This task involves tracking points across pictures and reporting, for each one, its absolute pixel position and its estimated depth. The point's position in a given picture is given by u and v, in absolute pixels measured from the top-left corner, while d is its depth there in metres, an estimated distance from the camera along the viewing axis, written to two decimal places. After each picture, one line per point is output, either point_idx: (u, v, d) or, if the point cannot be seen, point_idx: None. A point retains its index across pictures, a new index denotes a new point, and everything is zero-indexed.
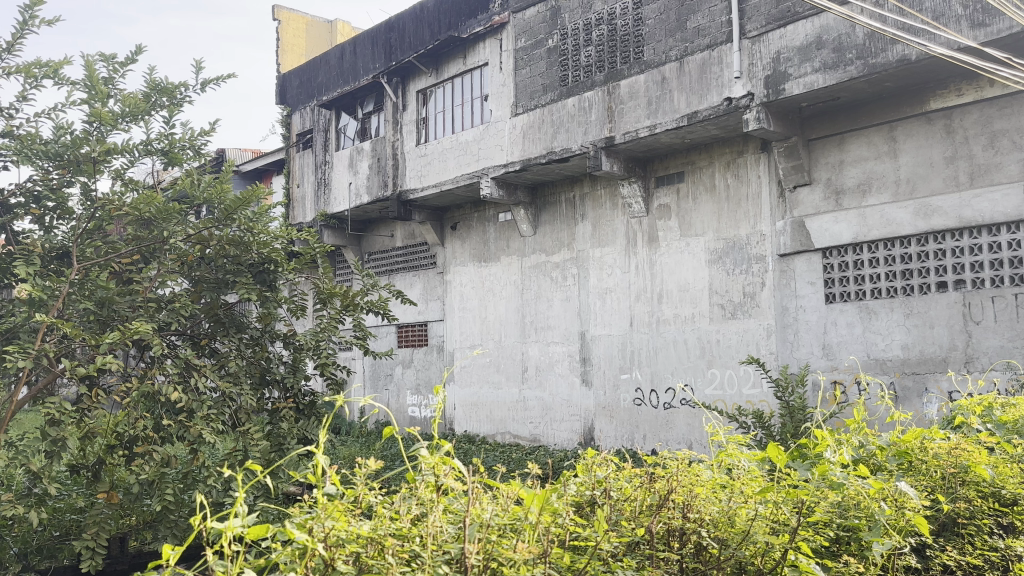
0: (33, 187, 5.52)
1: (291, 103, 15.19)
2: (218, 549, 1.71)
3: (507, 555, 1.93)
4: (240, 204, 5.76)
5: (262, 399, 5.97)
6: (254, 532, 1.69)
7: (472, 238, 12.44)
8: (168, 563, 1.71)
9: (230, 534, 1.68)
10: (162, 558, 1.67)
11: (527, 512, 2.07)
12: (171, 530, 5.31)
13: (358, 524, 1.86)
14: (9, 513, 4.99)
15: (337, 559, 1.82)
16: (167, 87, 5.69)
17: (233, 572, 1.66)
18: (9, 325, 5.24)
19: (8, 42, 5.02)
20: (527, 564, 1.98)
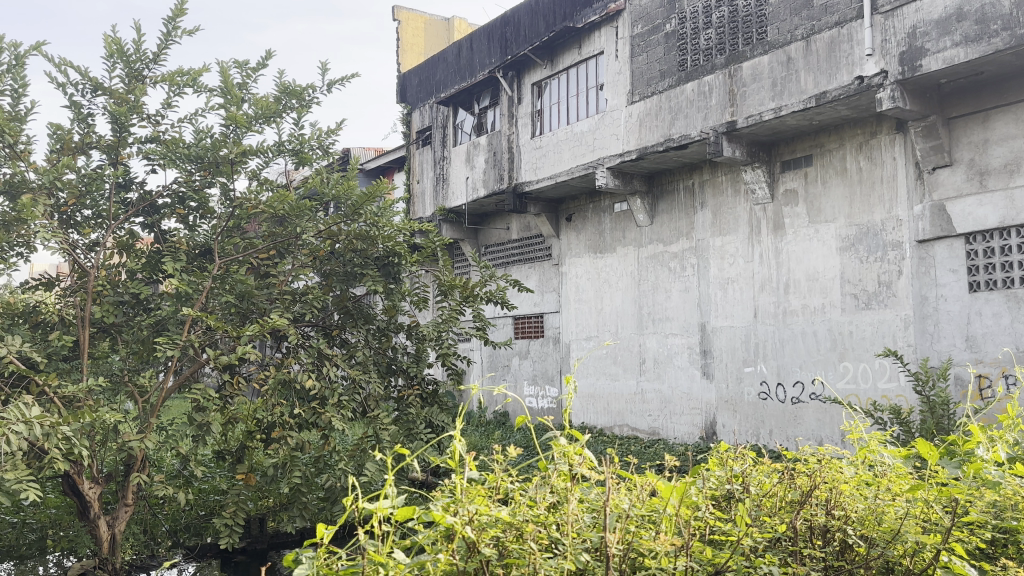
0: (179, 188, 5.89)
1: (411, 101, 15.56)
2: (368, 529, 1.77)
3: (648, 545, 1.94)
4: (366, 199, 5.94)
5: (389, 387, 6.16)
6: (402, 512, 1.72)
7: (588, 229, 12.39)
8: (322, 542, 1.74)
9: (380, 514, 1.73)
10: (316, 538, 1.71)
11: (667, 504, 2.06)
12: (303, 511, 5.59)
13: (498, 510, 1.86)
14: (161, 493, 5.37)
15: (481, 543, 1.82)
16: (296, 89, 5.95)
17: (384, 551, 1.70)
18: (158, 317, 5.64)
19: (154, 53, 5.38)
20: (668, 556, 1.97)
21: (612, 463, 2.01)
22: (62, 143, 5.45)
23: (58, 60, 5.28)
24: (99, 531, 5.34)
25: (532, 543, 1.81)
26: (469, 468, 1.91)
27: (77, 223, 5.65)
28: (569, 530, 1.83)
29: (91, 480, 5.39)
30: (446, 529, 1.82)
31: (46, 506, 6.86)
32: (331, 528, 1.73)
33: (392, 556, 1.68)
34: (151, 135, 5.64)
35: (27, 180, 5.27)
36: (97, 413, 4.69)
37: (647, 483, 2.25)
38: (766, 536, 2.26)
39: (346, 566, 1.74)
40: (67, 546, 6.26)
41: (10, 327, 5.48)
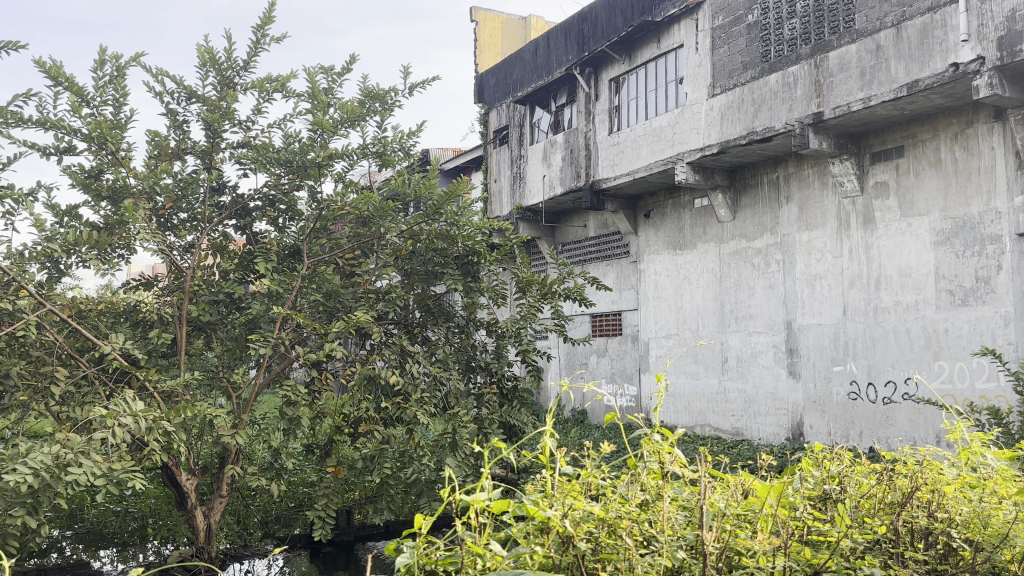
0: (269, 191, 6.10)
1: (488, 101, 15.66)
2: (466, 521, 1.78)
3: (745, 544, 1.92)
4: (447, 198, 6.02)
5: (469, 384, 6.24)
6: (498, 505, 1.74)
7: (667, 226, 12.24)
8: (421, 531, 1.77)
9: (477, 506, 1.75)
10: (415, 527, 1.74)
11: (764, 503, 2.02)
12: (390, 504, 5.74)
13: (593, 505, 1.86)
14: (254, 484, 5.58)
15: (577, 539, 1.83)
16: (379, 93, 6.06)
17: (482, 543, 1.71)
18: (250, 316, 5.86)
19: (245, 61, 5.57)
20: (766, 555, 1.93)
21: (705, 462, 1.99)
22: (160, 150, 5.70)
23: (156, 70, 5.53)
24: (196, 520, 5.59)
25: (628, 539, 1.81)
26: (563, 463, 1.91)
27: (174, 226, 5.90)
28: (665, 527, 1.82)
29: (188, 472, 5.63)
30: (541, 523, 1.84)
31: (146, 496, 7.21)
32: (430, 519, 1.75)
33: (490, 547, 1.69)
34: (242, 140, 5.85)
35: (128, 186, 5.54)
36: (196, 409, 4.91)
37: (740, 482, 2.21)
38: (866, 537, 2.19)
39: (444, 557, 1.76)
40: (167, 534, 6.56)
41: (114, 325, 5.80)
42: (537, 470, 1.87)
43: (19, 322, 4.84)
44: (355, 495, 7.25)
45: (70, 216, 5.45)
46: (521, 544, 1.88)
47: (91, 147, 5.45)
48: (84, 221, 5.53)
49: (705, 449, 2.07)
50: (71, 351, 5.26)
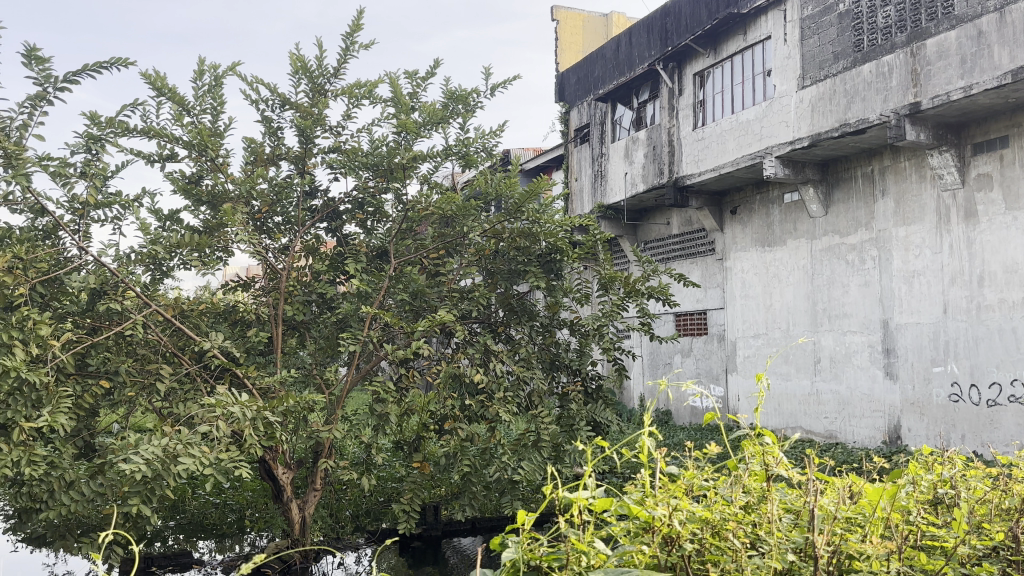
0: (358, 195, 6.25)
1: (569, 99, 15.64)
2: (570, 518, 1.79)
3: (857, 547, 1.86)
4: (528, 197, 5.99)
5: (553, 383, 6.27)
6: (602, 503, 1.74)
7: (755, 222, 11.97)
8: (523, 527, 1.77)
9: (581, 504, 1.75)
10: (520, 522, 1.75)
11: (874, 507, 1.95)
12: (473, 500, 5.81)
13: (698, 506, 1.84)
14: (346, 479, 5.73)
15: (684, 540, 1.81)
16: (462, 95, 6.14)
17: (587, 539, 1.71)
18: (341, 316, 6.03)
19: (335, 68, 5.73)
20: (880, 560, 1.86)
21: (813, 464, 1.94)
22: (256, 156, 5.91)
23: (251, 79, 5.74)
24: (292, 513, 5.80)
25: (735, 541, 1.79)
26: (666, 463, 1.90)
27: (269, 229, 6.12)
28: (775, 529, 1.79)
29: (284, 466, 5.88)
30: (646, 521, 1.83)
31: (244, 489, 7.48)
32: (534, 515, 1.76)
33: (595, 544, 1.69)
34: (333, 145, 6.01)
35: (227, 191, 5.78)
36: (298, 399, 5.10)
37: (847, 484, 2.16)
38: (985, 545, 2.09)
39: (549, 552, 1.77)
40: (264, 525, 6.80)
41: (215, 324, 6.04)
42: (640, 469, 1.87)
43: (127, 321, 5.15)
44: (441, 492, 7.36)
45: (173, 220, 5.70)
46: (624, 542, 1.88)
47: (192, 154, 5.69)
48: (185, 225, 5.78)
49: (810, 450, 2.03)
50: (174, 349, 5.52)
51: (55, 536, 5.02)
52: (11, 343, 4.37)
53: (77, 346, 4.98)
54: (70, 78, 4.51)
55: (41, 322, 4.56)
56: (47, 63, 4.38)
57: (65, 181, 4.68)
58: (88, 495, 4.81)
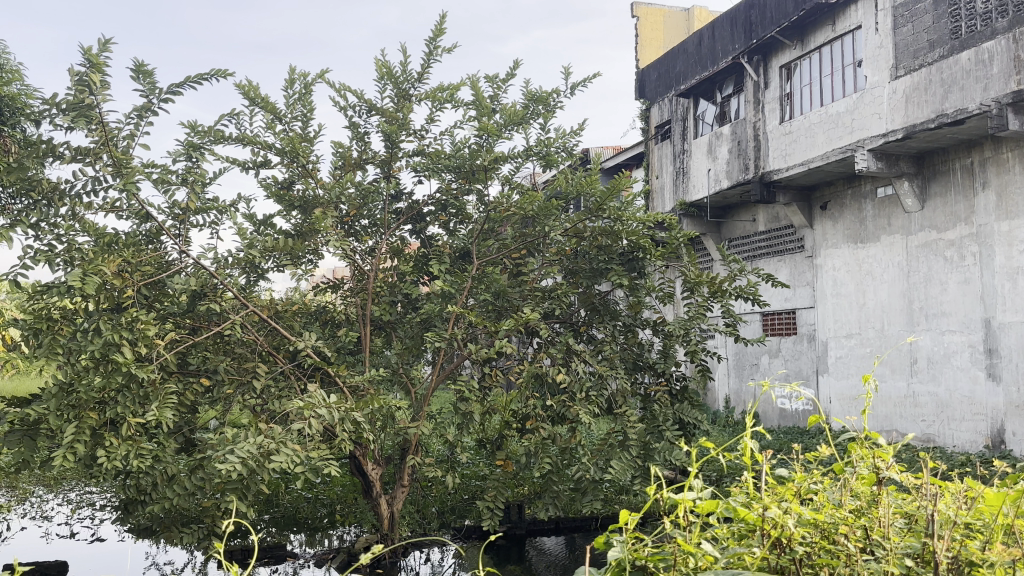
0: (441, 197, 6.34)
1: (650, 96, 15.48)
2: (675, 520, 1.77)
3: (979, 555, 1.78)
4: (609, 194, 5.86)
5: (637, 383, 6.24)
6: (709, 505, 1.72)
7: (846, 218, 11.60)
8: (628, 528, 1.77)
9: (686, 505, 1.74)
10: (624, 522, 1.74)
11: (998, 514, 1.86)
12: (556, 499, 5.84)
13: (810, 510, 1.79)
14: (433, 476, 5.84)
15: (795, 544, 1.77)
16: (542, 95, 6.14)
17: (694, 541, 1.69)
18: (426, 316, 6.15)
19: (419, 72, 5.82)
20: (1005, 569, 1.77)
21: (928, 467, 1.87)
22: (344, 161, 6.07)
23: (339, 85, 5.89)
24: (381, 508, 5.97)
25: (848, 546, 1.74)
26: (770, 465, 1.87)
27: (357, 232, 6.28)
28: (890, 532, 1.74)
29: (374, 462, 6.04)
30: (752, 523, 1.81)
31: (334, 484, 7.71)
32: (638, 516, 1.75)
33: (703, 546, 1.68)
34: (417, 149, 6.11)
35: (318, 196, 5.96)
36: (385, 399, 5.22)
37: (966, 490, 2.06)
38: None
39: (654, 553, 1.76)
40: (354, 520, 6.97)
41: (307, 324, 6.27)
42: (746, 470, 1.84)
43: (227, 322, 5.40)
44: (525, 491, 7.40)
45: (266, 225, 5.90)
46: (728, 544, 1.86)
47: (284, 161, 5.88)
48: (278, 229, 5.98)
49: (923, 454, 1.96)
50: (269, 348, 5.73)
51: (160, 527, 5.28)
52: (120, 343, 4.62)
53: (178, 346, 5.22)
54: (173, 90, 4.72)
55: (147, 323, 4.80)
56: (153, 76, 4.60)
57: (166, 188, 4.90)
58: (189, 488, 5.04)
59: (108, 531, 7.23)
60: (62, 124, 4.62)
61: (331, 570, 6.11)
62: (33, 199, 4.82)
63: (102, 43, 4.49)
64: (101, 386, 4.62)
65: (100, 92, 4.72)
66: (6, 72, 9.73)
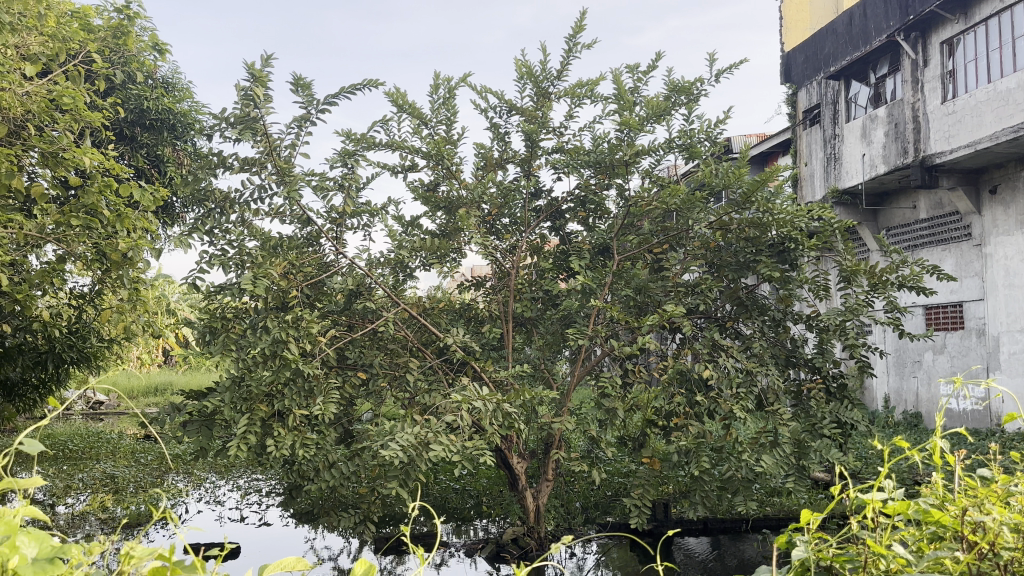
0: (581, 193, 6.37)
1: (797, 80, 14.88)
2: (862, 520, 1.70)
3: None
4: (759, 185, 5.59)
5: (790, 380, 6.04)
6: (898, 506, 1.64)
7: (1019, 202, 10.69)
8: (809, 527, 1.70)
9: (875, 506, 1.65)
10: (806, 523, 1.67)
11: None
12: (704, 499, 5.73)
13: (1017, 513, 1.65)
14: (579, 471, 5.88)
15: (999, 548, 1.63)
16: (685, 85, 6.04)
17: (884, 543, 1.61)
18: (567, 311, 6.20)
19: (558, 69, 5.85)
20: None
21: None
22: (485, 160, 6.20)
23: (480, 87, 6.01)
24: (527, 500, 6.06)
25: None
26: (966, 465, 1.75)
27: (499, 230, 6.42)
28: None
29: (518, 455, 6.15)
30: (948, 527, 1.68)
31: (480, 477, 7.91)
32: (822, 516, 1.67)
33: (895, 549, 1.59)
34: (556, 146, 6.16)
35: (461, 197, 6.11)
36: (533, 393, 5.31)
37: None
38: None
39: (839, 554, 1.69)
40: (500, 512, 7.11)
41: (453, 321, 6.44)
42: (938, 470, 1.72)
43: (381, 318, 5.67)
44: (671, 489, 7.32)
45: (413, 226, 6.12)
46: (920, 548, 1.73)
47: (430, 164, 6.07)
48: (424, 229, 6.18)
49: None
50: (419, 344, 5.95)
51: (322, 511, 5.57)
52: (287, 340, 4.91)
53: (339, 341, 5.51)
54: (329, 101, 4.97)
55: (310, 321, 5.07)
56: (312, 88, 4.86)
57: (325, 194, 5.17)
58: (346, 474, 5.33)
59: (273, 516, 7.71)
60: (231, 137, 4.97)
61: (479, 560, 6.28)
62: (208, 207, 5.20)
63: (265, 59, 4.79)
64: (270, 381, 4.94)
65: (263, 105, 5.03)
66: (178, 90, 10.54)
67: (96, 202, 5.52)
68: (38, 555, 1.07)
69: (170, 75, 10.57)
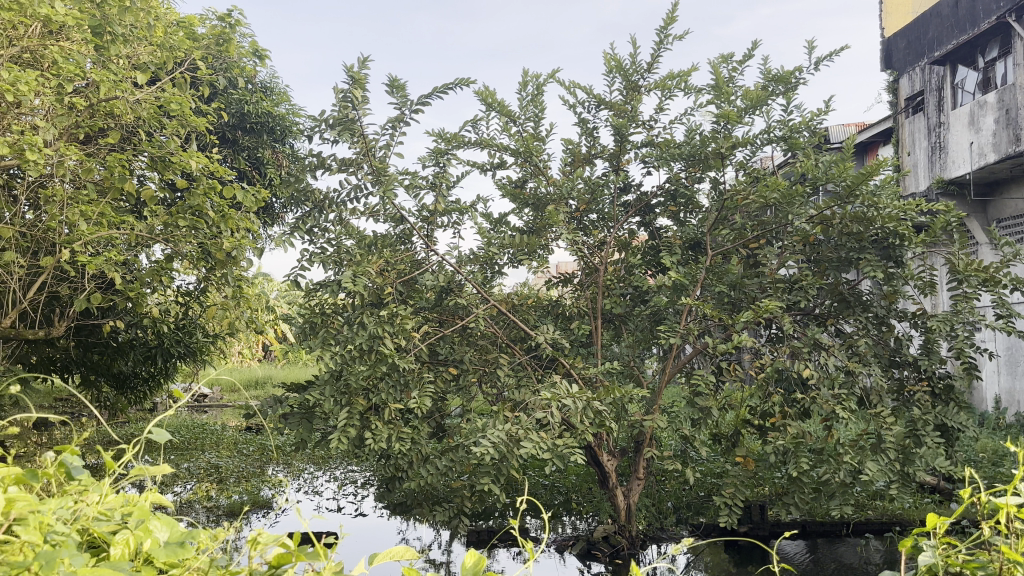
0: (672, 186, 6.28)
1: (898, 66, 14.29)
2: (994, 526, 1.61)
3: None
4: (864, 177, 5.41)
5: (893, 380, 5.82)
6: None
7: None
8: (936, 532, 1.62)
9: (1009, 511, 1.56)
10: (930, 527, 1.59)
11: None
12: (801, 502, 5.57)
13: None
14: (671, 470, 5.81)
15: None
16: (782, 75, 5.87)
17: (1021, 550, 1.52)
18: (658, 308, 6.13)
19: (649, 61, 5.78)
20: None
21: None
22: (574, 156, 6.18)
23: (569, 83, 6.00)
24: (618, 498, 6.09)
25: None
26: None
27: (587, 226, 6.39)
28: None
29: (609, 454, 6.17)
30: None
31: (569, 473, 7.91)
32: (949, 520, 1.60)
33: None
34: (646, 139, 6.09)
35: (550, 193, 6.12)
36: (624, 390, 5.27)
37: None
38: None
39: (968, 559, 1.60)
40: (590, 510, 7.10)
41: (542, 318, 6.46)
42: None
43: (472, 315, 5.75)
44: (766, 490, 7.15)
45: (502, 224, 6.16)
46: None
47: (518, 161, 6.10)
48: (512, 226, 6.22)
49: None
50: (508, 340, 6.00)
51: (415, 504, 5.68)
52: (383, 335, 5.03)
53: (432, 337, 5.61)
54: (423, 101, 5.06)
55: (405, 317, 5.18)
56: (406, 90, 4.95)
57: (417, 193, 5.26)
58: (440, 469, 5.42)
59: (368, 507, 7.92)
60: (330, 138, 5.11)
61: (569, 557, 6.29)
62: (307, 207, 5.36)
63: (362, 62, 4.90)
64: (366, 375, 5.07)
65: (360, 107, 5.16)
66: (276, 95, 10.94)
67: (201, 204, 5.79)
68: (170, 539, 1.13)
69: (267, 80, 10.96)
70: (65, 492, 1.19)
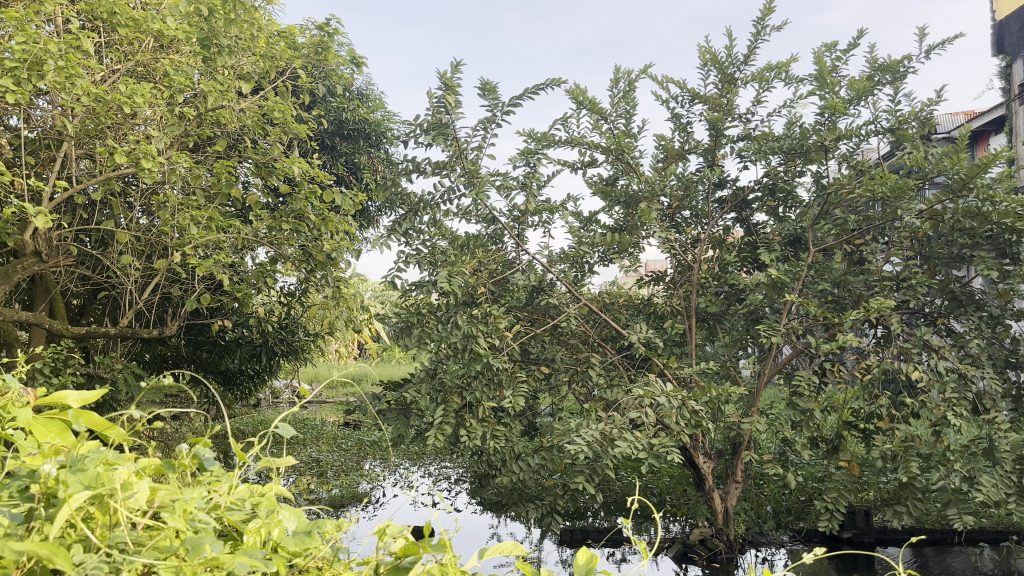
0: (771, 181, 6.13)
1: (1011, 51, 13.53)
2: None
3: None
4: (978, 169, 5.15)
5: (1010, 383, 5.52)
6: None
7: None
8: None
9: None
10: None
11: None
12: (909, 509, 5.36)
13: None
14: (771, 472, 5.69)
15: None
16: (889, 63, 5.65)
17: None
18: (756, 306, 6.00)
19: (746, 54, 5.66)
20: None
21: None
22: (667, 152, 6.11)
23: (662, 79, 5.93)
24: (715, 501, 6.00)
25: None
26: None
27: (680, 223, 6.31)
28: None
29: (705, 455, 6.08)
30: None
31: (664, 473, 7.84)
32: None
33: None
34: (742, 133, 5.97)
35: (642, 190, 6.06)
36: (721, 390, 5.18)
37: None
38: None
39: None
40: (685, 512, 7.02)
41: (633, 317, 6.44)
42: None
43: (565, 314, 5.75)
44: (871, 495, 6.90)
45: (593, 222, 6.16)
46: None
47: (610, 159, 6.08)
48: (604, 224, 6.20)
49: None
50: (601, 340, 5.98)
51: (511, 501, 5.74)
52: (478, 334, 5.10)
53: (525, 337, 5.64)
54: (515, 102, 5.10)
55: (499, 317, 5.24)
56: (498, 92, 5.00)
57: (509, 192, 5.30)
58: (534, 467, 5.45)
59: (462, 503, 8.04)
60: (425, 142, 5.21)
61: (665, 560, 6.21)
62: (404, 209, 5.48)
63: (455, 66, 4.98)
64: (462, 373, 5.15)
65: (454, 110, 5.24)
66: (372, 101, 11.22)
67: (303, 208, 6.01)
68: (297, 528, 1.18)
69: (364, 87, 11.26)
70: (198, 482, 1.25)
